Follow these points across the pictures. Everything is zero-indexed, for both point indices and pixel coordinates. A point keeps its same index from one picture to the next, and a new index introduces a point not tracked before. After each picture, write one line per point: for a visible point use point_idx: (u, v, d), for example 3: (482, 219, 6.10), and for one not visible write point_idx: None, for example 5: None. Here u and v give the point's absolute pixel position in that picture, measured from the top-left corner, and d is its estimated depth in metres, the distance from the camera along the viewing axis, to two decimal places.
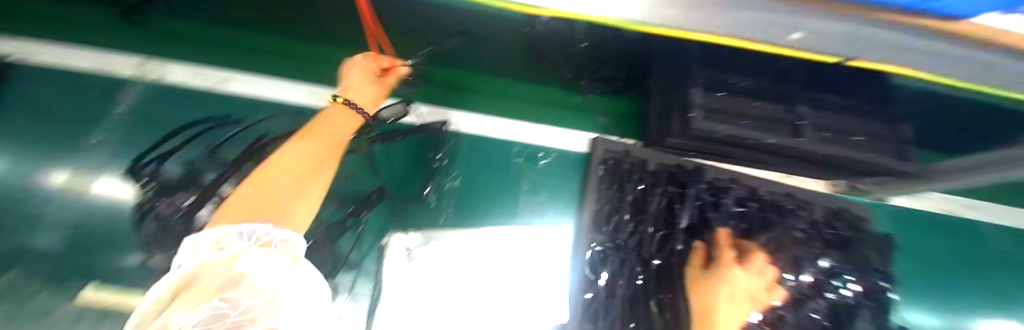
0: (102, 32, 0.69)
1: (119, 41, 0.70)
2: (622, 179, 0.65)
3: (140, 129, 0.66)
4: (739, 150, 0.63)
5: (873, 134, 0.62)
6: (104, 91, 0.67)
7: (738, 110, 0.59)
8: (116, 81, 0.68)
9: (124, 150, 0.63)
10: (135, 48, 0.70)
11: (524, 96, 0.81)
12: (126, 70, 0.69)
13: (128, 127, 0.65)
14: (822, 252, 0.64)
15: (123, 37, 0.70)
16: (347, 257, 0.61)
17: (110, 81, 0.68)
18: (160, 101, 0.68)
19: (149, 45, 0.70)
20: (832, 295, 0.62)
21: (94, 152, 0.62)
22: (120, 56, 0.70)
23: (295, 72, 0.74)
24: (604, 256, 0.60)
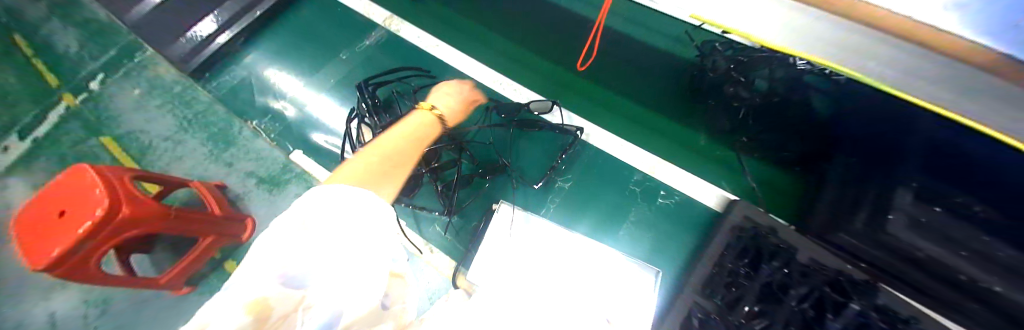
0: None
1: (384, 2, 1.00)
2: (757, 258, 0.58)
3: (370, 62, 0.92)
4: (941, 284, 0.49)
5: None
6: (362, 31, 0.97)
7: (959, 237, 0.45)
8: (369, 24, 0.97)
9: (358, 71, 0.92)
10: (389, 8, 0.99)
11: (666, 133, 0.78)
12: (379, 20, 0.97)
13: (365, 59, 0.93)
14: None
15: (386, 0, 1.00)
16: (463, 208, 0.74)
17: (366, 23, 0.98)
18: (389, 46, 0.94)
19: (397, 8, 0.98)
20: None
21: (339, 69, 0.93)
22: (378, 10, 0.99)
23: (478, 51, 0.90)
24: (701, 327, 0.54)
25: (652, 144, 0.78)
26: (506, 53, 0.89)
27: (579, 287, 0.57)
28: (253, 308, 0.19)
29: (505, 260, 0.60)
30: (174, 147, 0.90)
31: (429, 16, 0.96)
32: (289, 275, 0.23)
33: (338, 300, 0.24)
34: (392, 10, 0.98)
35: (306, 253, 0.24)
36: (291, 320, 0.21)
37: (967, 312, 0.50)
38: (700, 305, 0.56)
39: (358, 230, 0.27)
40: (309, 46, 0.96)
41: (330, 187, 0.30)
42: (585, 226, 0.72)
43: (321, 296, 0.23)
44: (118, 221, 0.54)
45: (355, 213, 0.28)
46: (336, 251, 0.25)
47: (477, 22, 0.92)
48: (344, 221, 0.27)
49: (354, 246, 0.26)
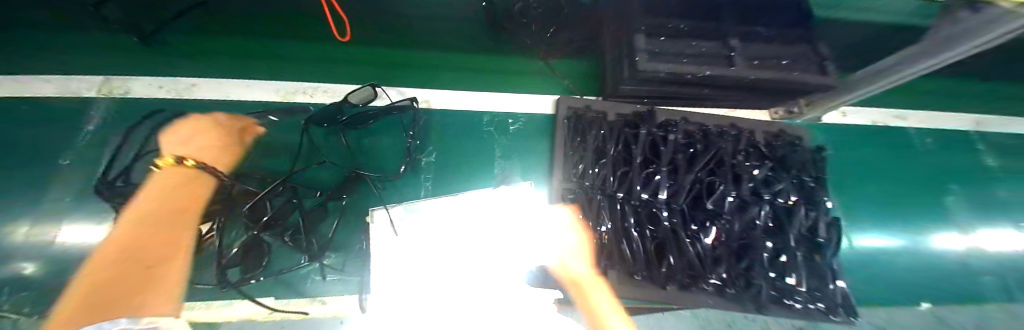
0: (70, 60, 0.73)
1: (87, 66, 0.73)
2: (583, 131, 0.72)
3: (104, 147, 0.67)
4: (686, 88, 0.68)
5: (795, 56, 0.65)
6: (63, 119, 0.68)
7: (677, 51, 0.63)
8: (74, 104, 0.69)
9: (86, 170, 0.64)
10: (103, 70, 0.73)
11: (492, 69, 0.85)
12: (90, 92, 0.70)
13: (93, 147, 0.66)
14: (762, 165, 0.70)
15: (92, 62, 0.74)
16: (332, 241, 0.64)
17: (64, 107, 0.69)
18: (123, 117, 0.69)
19: (118, 65, 0.74)
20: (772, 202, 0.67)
21: (50, 176, 0.63)
22: (78, 80, 0.71)
23: (266, 74, 0.78)
24: (572, 201, 0.68)
25: (485, 85, 0.84)
26: (304, 63, 0.80)
27: (467, 232, 0.63)
28: None
29: (401, 257, 0.59)
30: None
31: (178, 59, 0.77)
32: None
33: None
34: (109, 71, 0.73)
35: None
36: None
37: (706, 95, 0.72)
38: (564, 189, 0.70)
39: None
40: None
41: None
42: (464, 184, 0.75)
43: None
44: None
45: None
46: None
47: (253, 46, 0.80)
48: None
49: None
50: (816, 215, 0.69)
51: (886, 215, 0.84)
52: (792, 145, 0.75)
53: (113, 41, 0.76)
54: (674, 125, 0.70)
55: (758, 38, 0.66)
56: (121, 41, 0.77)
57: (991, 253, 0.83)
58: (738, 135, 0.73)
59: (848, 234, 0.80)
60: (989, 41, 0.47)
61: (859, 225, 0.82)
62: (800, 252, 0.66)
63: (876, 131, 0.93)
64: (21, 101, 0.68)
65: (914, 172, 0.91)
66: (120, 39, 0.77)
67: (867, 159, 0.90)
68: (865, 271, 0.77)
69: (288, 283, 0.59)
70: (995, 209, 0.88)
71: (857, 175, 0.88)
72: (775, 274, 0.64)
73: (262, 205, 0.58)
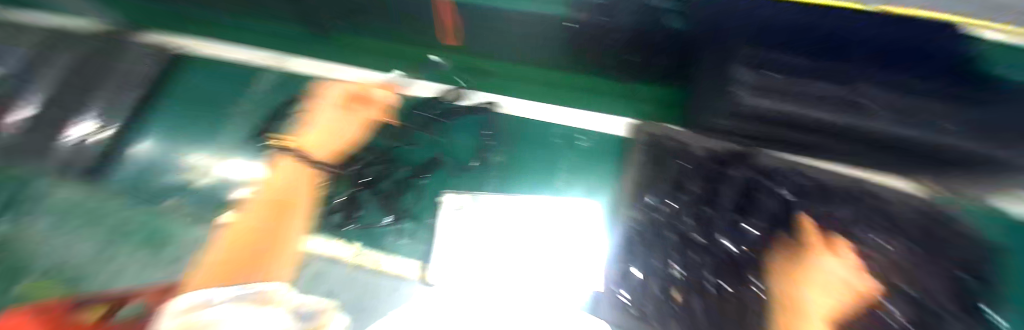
0: (258, 39, 0.99)
1: (268, 44, 0.98)
2: (663, 159, 0.69)
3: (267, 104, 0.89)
4: (796, 131, 0.60)
5: (958, 116, 0.52)
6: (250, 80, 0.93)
7: (786, 88, 0.56)
8: (258, 70, 0.95)
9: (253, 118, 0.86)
10: (277, 48, 0.97)
11: (569, 85, 0.86)
12: (269, 64, 0.95)
13: (261, 103, 0.89)
14: (915, 243, 0.53)
15: (269, 41, 0.98)
16: (407, 209, 0.72)
17: (253, 71, 0.95)
18: (284, 85, 0.92)
19: (284, 46, 0.97)
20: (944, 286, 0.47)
21: (235, 119, 0.87)
22: (263, 54, 0.97)
23: (380, 67, 0.93)
24: (637, 231, 0.64)
25: (561, 99, 0.86)
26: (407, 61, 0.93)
27: (528, 234, 0.66)
28: None
29: (460, 236, 0.66)
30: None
31: (319, 46, 0.96)
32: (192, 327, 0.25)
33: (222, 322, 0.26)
34: (280, 50, 0.97)
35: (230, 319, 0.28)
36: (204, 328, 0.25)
37: (821, 146, 0.64)
38: (632, 216, 0.66)
39: (259, 321, 0.29)
40: (196, 111, 0.90)
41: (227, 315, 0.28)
42: (525, 186, 0.76)
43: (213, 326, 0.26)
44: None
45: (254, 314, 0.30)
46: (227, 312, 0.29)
47: (368, 41, 0.94)
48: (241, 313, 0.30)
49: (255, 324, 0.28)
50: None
51: None
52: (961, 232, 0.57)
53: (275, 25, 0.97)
54: (779, 177, 0.63)
55: (903, 86, 0.54)
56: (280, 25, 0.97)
57: None
58: (871, 202, 0.60)
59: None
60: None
61: None
62: None
63: None
64: (228, 65, 0.96)
65: None
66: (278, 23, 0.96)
67: None
68: None
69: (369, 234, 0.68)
70: None
71: None
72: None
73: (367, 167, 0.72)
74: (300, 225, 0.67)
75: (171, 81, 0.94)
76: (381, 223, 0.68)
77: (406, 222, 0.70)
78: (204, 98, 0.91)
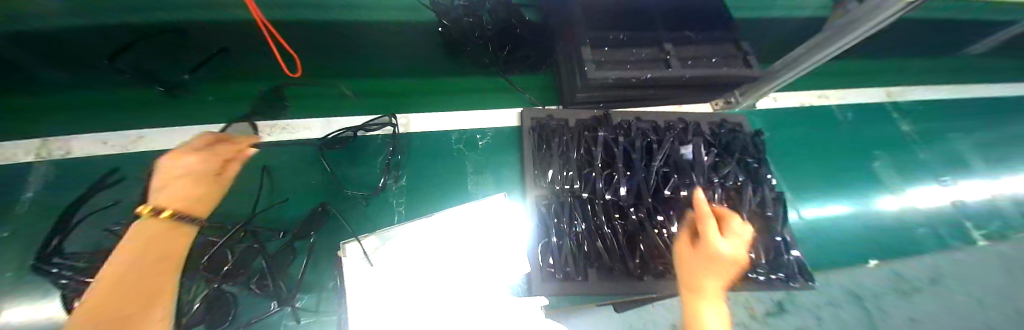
0: (19, 122, 0.70)
1: (31, 122, 0.70)
2: (548, 139, 0.76)
3: (48, 211, 0.63)
4: (632, 90, 0.75)
5: (721, 55, 0.74)
6: None
7: (621, 59, 0.69)
8: (11, 170, 0.66)
9: (26, 236, 0.60)
10: (49, 125, 0.71)
11: (452, 89, 0.88)
12: (26, 155, 0.67)
13: (37, 213, 0.63)
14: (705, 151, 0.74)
15: (37, 116, 0.71)
16: (303, 280, 0.63)
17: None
18: (61, 179, 0.66)
19: (60, 119, 0.72)
20: (726, 180, 0.72)
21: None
22: (15, 145, 0.68)
23: (225, 116, 0.77)
24: (544, 208, 0.71)
25: (446, 104, 0.87)
26: (261, 102, 0.80)
27: (443, 255, 0.64)
28: None
29: (382, 279, 0.60)
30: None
31: (134, 113, 0.75)
32: None
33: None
34: (53, 128, 0.71)
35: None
36: None
37: (654, 95, 0.79)
38: (539, 196, 0.73)
39: None
40: None
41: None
42: (439, 200, 0.77)
43: None
44: None
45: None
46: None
47: (210, 95, 0.79)
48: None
49: None
50: (767, 193, 0.74)
51: (825, 189, 0.93)
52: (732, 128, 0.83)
53: (60, 97, 0.73)
54: (632, 124, 0.76)
55: (687, 40, 0.74)
56: (63, 99, 0.73)
57: (921, 209, 0.93)
58: (687, 127, 0.78)
59: (795, 205, 0.88)
60: (861, 34, 0.57)
61: (803, 199, 0.90)
62: (753, 229, 0.70)
63: (805, 112, 1.04)
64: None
65: (842, 150, 1.01)
66: (67, 98, 0.74)
67: (798, 140, 0.99)
68: (819, 247, 0.84)
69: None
70: (919, 173, 0.99)
71: (798, 157, 0.97)
72: None
73: (222, 251, 0.56)
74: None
75: None
76: (274, 309, 0.59)
77: (303, 300, 0.62)
78: None
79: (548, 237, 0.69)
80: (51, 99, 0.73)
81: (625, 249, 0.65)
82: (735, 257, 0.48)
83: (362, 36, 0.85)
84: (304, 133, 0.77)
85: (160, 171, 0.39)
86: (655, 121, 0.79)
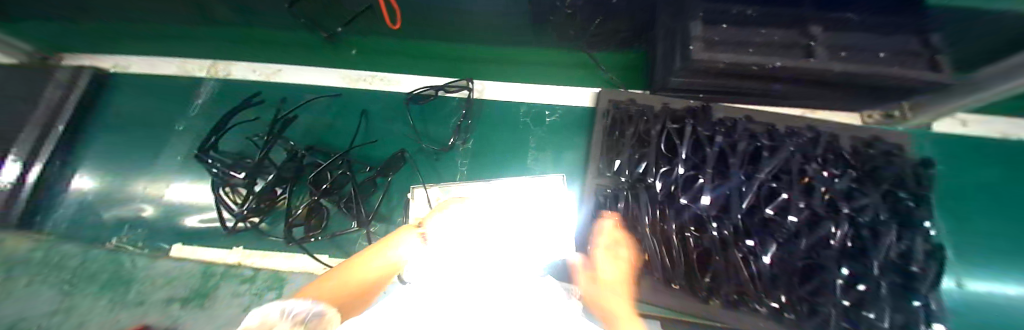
0: (197, 49, 0.94)
1: (203, 52, 0.93)
2: (623, 124, 0.67)
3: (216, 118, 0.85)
4: (748, 82, 0.61)
5: (892, 48, 0.56)
6: (189, 92, 0.90)
7: (741, 40, 0.57)
8: (195, 81, 0.91)
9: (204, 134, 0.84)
10: (214, 54, 0.93)
11: (530, 60, 0.85)
12: (204, 72, 0.91)
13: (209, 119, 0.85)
14: (835, 172, 0.57)
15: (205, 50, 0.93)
16: (378, 211, 0.72)
17: (191, 84, 0.91)
18: (225, 94, 0.88)
19: (220, 52, 0.93)
20: (857, 214, 0.55)
21: (189, 139, 0.85)
22: (198, 63, 0.93)
23: (334, 62, 0.88)
24: (607, 198, 0.63)
25: (523, 76, 0.85)
26: (360, 53, 0.89)
27: (489, 225, 0.62)
28: (260, 261, 0.70)
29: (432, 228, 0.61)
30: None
31: (265, 52, 0.91)
32: (255, 260, 0.70)
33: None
34: (216, 56, 0.93)
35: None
36: (264, 259, 0.70)
37: (776, 92, 0.64)
38: (599, 186, 0.65)
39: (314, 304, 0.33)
40: (142, 137, 0.87)
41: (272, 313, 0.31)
42: (499, 168, 0.77)
43: (266, 259, 0.70)
44: None
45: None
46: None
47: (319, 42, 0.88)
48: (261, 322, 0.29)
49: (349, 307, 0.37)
50: (919, 243, 0.55)
51: (1020, 259, 0.65)
52: (880, 147, 0.64)
53: (212, 34, 0.92)
54: (735, 124, 0.62)
55: (845, 23, 0.58)
56: (215, 36, 0.92)
57: None
58: (816, 138, 0.61)
59: (958, 269, 0.64)
60: None
61: (975, 264, 0.65)
62: (886, 284, 0.52)
63: (1012, 147, 0.73)
64: (164, 80, 0.93)
65: None
66: (216, 35, 0.92)
67: (988, 183, 0.71)
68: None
69: (337, 245, 0.70)
70: None
71: (979, 207, 0.70)
72: (848, 302, 0.52)
73: (325, 172, 0.68)
74: (270, 247, 0.72)
75: (111, 105, 0.92)
76: (349, 229, 0.69)
77: (376, 226, 0.72)
78: (151, 120, 0.88)
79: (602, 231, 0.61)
80: (207, 34, 0.92)
81: (690, 265, 0.55)
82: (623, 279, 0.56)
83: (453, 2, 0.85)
84: (392, 84, 0.84)
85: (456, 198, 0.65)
86: (771, 125, 0.64)
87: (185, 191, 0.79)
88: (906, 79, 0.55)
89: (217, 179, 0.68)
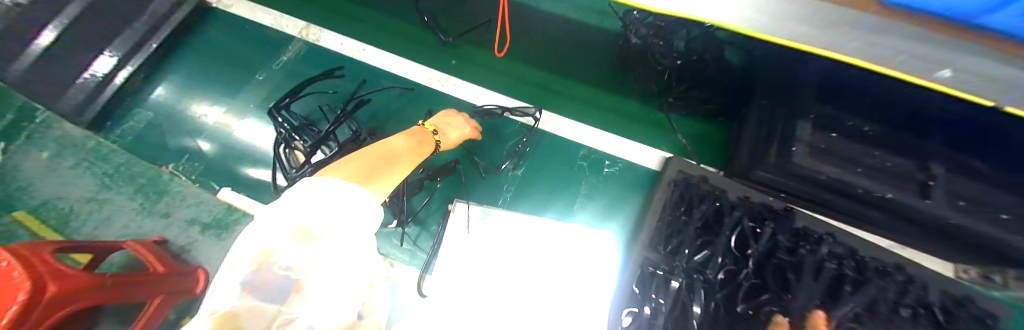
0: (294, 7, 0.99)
1: (299, 12, 0.98)
2: (690, 203, 0.64)
3: (297, 76, 0.91)
4: (841, 199, 0.59)
5: (1019, 213, 0.51)
6: (278, 46, 0.95)
7: (852, 157, 0.54)
8: (286, 38, 0.96)
9: (277, 88, 0.90)
10: (306, 16, 0.97)
11: (608, 105, 0.83)
12: (295, 31, 0.96)
13: (288, 78, 0.91)
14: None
15: (302, 10, 0.98)
16: (417, 213, 0.72)
17: (282, 38, 0.96)
18: (310, 57, 0.93)
19: (314, 15, 0.97)
20: None
21: (264, 89, 0.90)
22: (292, 20, 0.97)
23: (417, 54, 0.89)
24: (657, 276, 0.59)
25: (593, 118, 0.82)
26: (442, 51, 0.89)
27: (531, 267, 0.60)
28: None
29: (472, 250, 0.61)
30: (98, 208, 0.76)
31: (354, 26, 0.93)
32: None
33: (315, 317, 0.23)
34: (309, 18, 0.97)
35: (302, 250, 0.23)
36: None
37: (870, 218, 0.61)
38: (651, 261, 0.60)
39: (345, 214, 0.28)
40: (220, 74, 0.93)
41: (319, 180, 0.30)
42: (543, 206, 0.74)
43: None
44: (56, 294, 0.41)
45: (342, 205, 0.28)
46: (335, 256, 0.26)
47: (410, 31, 0.91)
48: (329, 205, 0.27)
49: (343, 219, 0.27)
50: None
51: None
52: (970, 314, 0.57)
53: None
54: (823, 241, 0.58)
55: (967, 172, 0.54)
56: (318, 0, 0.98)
57: None
58: (904, 284, 0.56)
59: None
60: None
61: None
62: None
63: None
64: (255, 28, 0.98)
65: None
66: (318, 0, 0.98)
67: None
68: None
69: None
70: None
71: None
72: None
73: None
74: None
75: (203, 36, 0.98)
76: (388, 225, 0.69)
77: (410, 227, 0.72)
78: (235, 62, 0.94)
79: (640, 311, 0.57)
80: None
81: None
82: None
83: (551, 31, 0.89)
84: (465, 92, 0.85)
85: (446, 117, 0.68)
86: (857, 251, 0.60)
87: (247, 136, 0.84)
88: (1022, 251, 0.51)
89: (284, 142, 0.71)
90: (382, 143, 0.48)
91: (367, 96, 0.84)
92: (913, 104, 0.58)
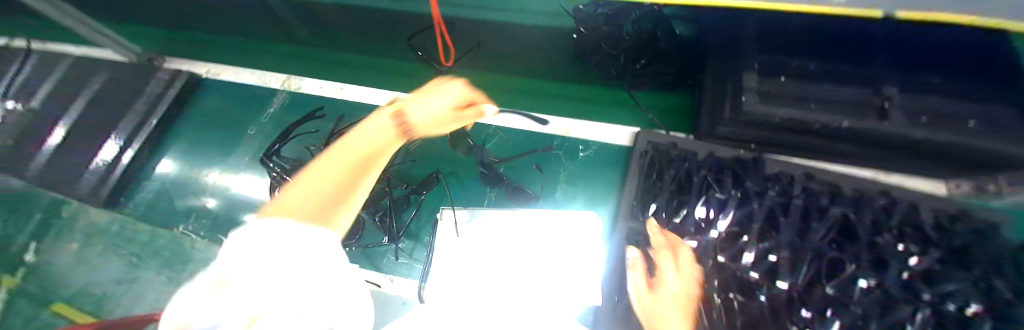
0: (278, 65, 1.08)
1: (284, 67, 1.08)
2: (661, 169, 0.66)
3: (285, 123, 0.97)
4: (806, 138, 0.60)
5: (982, 116, 0.51)
6: (264, 100, 1.02)
7: (801, 95, 0.56)
8: (270, 91, 1.03)
9: (268, 138, 0.96)
10: (290, 71, 1.06)
11: (576, 96, 0.88)
12: (277, 84, 1.03)
13: (277, 126, 0.97)
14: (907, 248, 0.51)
15: (287, 65, 1.08)
16: (408, 227, 0.75)
17: (268, 92, 1.04)
18: (295, 104, 0.99)
19: (297, 67, 1.06)
20: (928, 296, 0.47)
21: (256, 141, 0.96)
22: (275, 75, 1.06)
23: (394, 86, 0.97)
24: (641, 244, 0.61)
25: (564, 109, 0.87)
26: (417, 78, 0.98)
27: (519, 257, 0.62)
28: None
29: (463, 250, 0.64)
30: None
31: (336, 70, 1.03)
32: None
33: None
34: (292, 71, 1.06)
35: (227, 311, 0.22)
36: None
37: (841, 151, 0.62)
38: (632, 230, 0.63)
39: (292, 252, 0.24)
40: (216, 135, 1.00)
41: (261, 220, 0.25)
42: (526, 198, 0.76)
43: None
44: None
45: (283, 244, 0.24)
46: (279, 300, 0.24)
47: (385, 64, 1.00)
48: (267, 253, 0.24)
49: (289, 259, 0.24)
50: None
51: None
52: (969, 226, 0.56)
53: (296, 51, 1.08)
54: (795, 182, 0.59)
55: (919, 88, 0.55)
56: (298, 53, 1.07)
57: None
58: (886, 207, 0.56)
59: None
60: None
61: None
62: None
63: None
64: (242, 88, 1.06)
65: None
66: (298, 51, 1.08)
67: None
68: None
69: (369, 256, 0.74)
70: None
71: None
72: None
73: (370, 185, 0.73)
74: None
75: (200, 105, 1.07)
76: (382, 242, 0.72)
77: (404, 242, 0.75)
78: (229, 121, 1.02)
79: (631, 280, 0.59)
80: (294, 54, 1.08)
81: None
82: (687, 291, 0.52)
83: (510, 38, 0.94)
84: None
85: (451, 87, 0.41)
86: (838, 185, 0.60)
87: (247, 186, 0.90)
88: (994, 152, 0.51)
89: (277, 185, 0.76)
90: (344, 151, 0.31)
91: (349, 129, 0.89)
92: (851, 37, 0.60)
